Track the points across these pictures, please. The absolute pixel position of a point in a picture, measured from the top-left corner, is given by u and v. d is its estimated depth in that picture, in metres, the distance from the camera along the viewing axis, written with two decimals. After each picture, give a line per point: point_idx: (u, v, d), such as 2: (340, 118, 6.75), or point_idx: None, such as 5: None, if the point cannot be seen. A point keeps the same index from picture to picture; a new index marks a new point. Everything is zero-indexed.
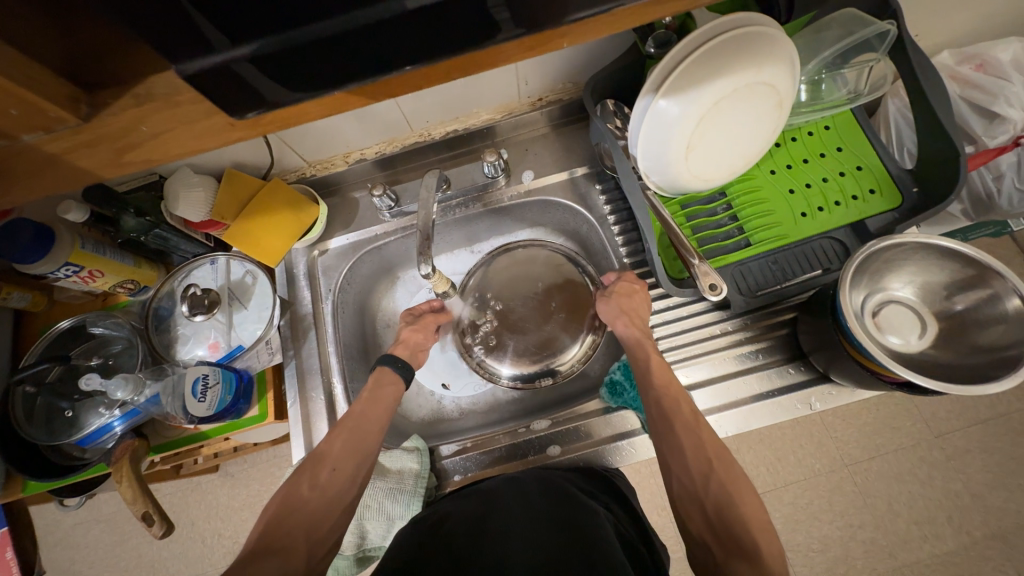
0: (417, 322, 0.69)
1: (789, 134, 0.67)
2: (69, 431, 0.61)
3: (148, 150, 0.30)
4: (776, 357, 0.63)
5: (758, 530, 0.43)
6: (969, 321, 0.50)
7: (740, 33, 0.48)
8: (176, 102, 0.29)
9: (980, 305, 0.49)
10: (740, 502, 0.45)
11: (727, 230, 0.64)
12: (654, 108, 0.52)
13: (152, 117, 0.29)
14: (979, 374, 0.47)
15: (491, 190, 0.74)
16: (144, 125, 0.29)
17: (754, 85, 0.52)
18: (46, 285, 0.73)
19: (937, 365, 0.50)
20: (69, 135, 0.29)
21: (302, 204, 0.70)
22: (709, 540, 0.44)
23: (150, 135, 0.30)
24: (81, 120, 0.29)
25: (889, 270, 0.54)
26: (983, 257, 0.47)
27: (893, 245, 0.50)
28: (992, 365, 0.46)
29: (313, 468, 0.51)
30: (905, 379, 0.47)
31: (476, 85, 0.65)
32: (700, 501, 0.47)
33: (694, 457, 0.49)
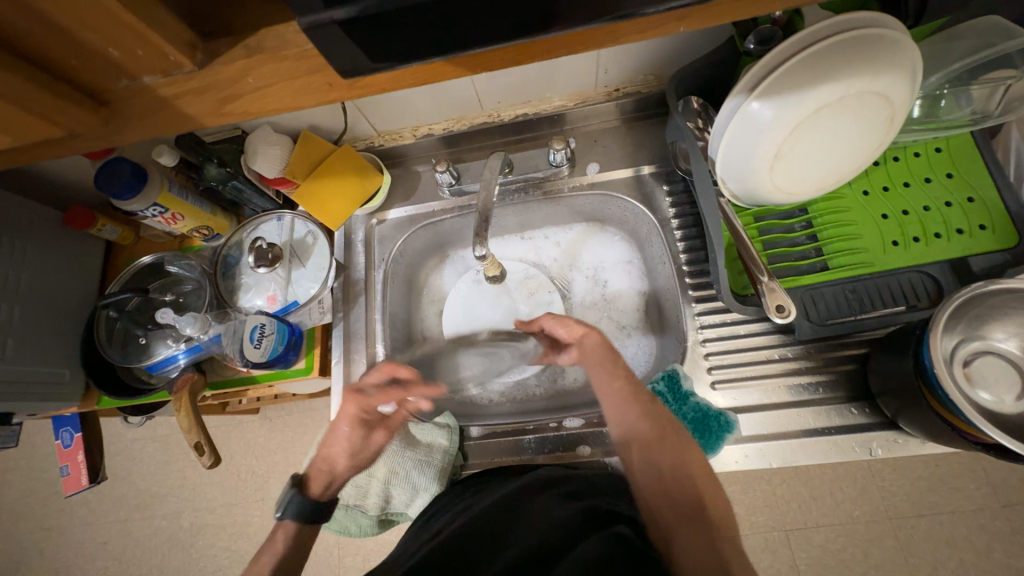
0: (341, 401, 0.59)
1: (890, 153, 0.61)
2: (141, 356, 0.67)
3: (249, 102, 0.31)
4: (838, 394, 0.58)
5: (703, 486, 0.51)
6: None
7: (860, 34, 0.43)
8: (282, 56, 0.29)
9: None
10: (691, 465, 0.52)
11: (803, 250, 0.60)
12: (745, 109, 0.48)
13: (259, 69, 0.30)
14: None
15: (552, 179, 0.73)
16: (249, 77, 0.30)
17: (864, 94, 0.47)
18: (134, 221, 0.79)
19: None
20: (185, 80, 0.30)
21: (368, 173, 0.72)
22: (664, 504, 0.51)
23: (254, 86, 0.31)
24: (195, 66, 0.30)
25: (992, 317, 0.47)
26: None
27: (1004, 290, 0.45)
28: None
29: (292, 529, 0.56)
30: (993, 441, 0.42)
31: (552, 68, 0.63)
32: (657, 467, 0.53)
33: (651, 427, 0.55)
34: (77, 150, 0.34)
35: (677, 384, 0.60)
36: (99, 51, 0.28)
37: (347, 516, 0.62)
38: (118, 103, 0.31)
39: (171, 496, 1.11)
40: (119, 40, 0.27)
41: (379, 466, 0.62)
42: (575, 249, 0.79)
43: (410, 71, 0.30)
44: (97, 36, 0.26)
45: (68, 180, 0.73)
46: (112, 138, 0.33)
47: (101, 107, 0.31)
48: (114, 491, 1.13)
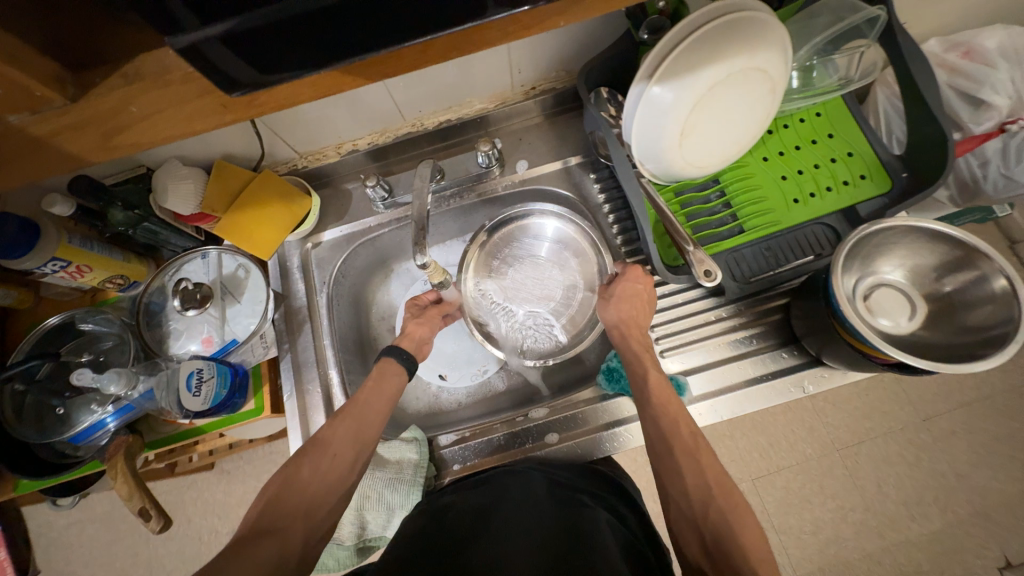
0: (422, 316, 0.70)
1: (780, 121, 0.67)
2: (60, 428, 0.61)
3: (137, 134, 0.30)
4: (769, 343, 0.63)
5: (757, 561, 0.42)
6: (957, 302, 0.51)
7: (733, 17, 0.48)
8: (166, 81, 0.28)
9: (969, 286, 0.50)
10: (738, 529, 0.44)
11: (720, 218, 0.65)
12: (648, 95, 0.52)
13: (141, 98, 0.29)
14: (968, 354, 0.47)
15: (485, 180, 0.74)
16: (132, 106, 0.29)
17: (747, 70, 0.52)
18: (33, 282, 0.72)
19: (928, 346, 0.51)
20: (57, 116, 0.28)
21: (294, 195, 0.69)
22: (705, 566, 0.44)
23: (139, 115, 0.29)
24: (67, 100, 0.28)
25: (879, 253, 0.54)
26: (970, 239, 0.48)
27: (885, 228, 0.51)
28: (980, 341, 0.47)
29: (315, 452, 0.51)
30: (896, 360, 0.48)
31: (468, 72, 0.65)
32: (698, 528, 0.46)
33: (695, 488, 0.48)
34: None
35: None
36: None
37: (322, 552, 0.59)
38: None
39: None
40: None
41: None
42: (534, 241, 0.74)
43: (307, 84, 0.30)
44: None
45: None
46: None
47: None
48: None
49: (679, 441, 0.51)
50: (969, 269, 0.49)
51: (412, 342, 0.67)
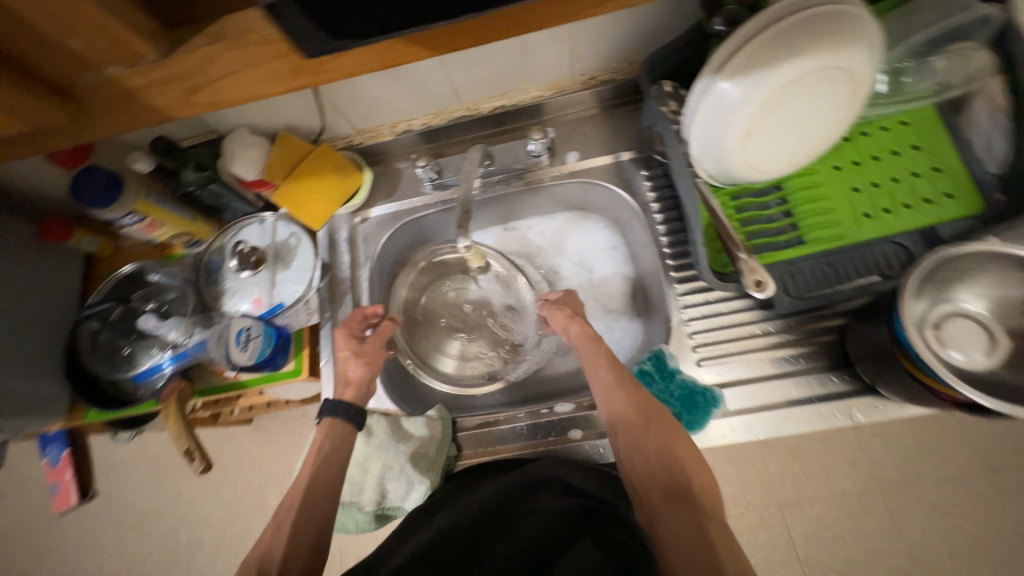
0: (362, 352, 0.64)
1: (860, 128, 0.62)
2: (126, 366, 0.67)
3: (212, 93, 0.31)
4: (818, 364, 0.59)
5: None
6: None
7: (819, 10, 0.45)
8: (246, 41, 0.29)
9: None
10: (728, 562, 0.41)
11: (778, 226, 0.61)
12: (714, 90, 0.49)
13: (221, 59, 0.30)
14: None
15: (533, 169, 0.73)
16: (211, 67, 0.30)
17: (828, 68, 0.48)
18: (113, 232, 0.79)
19: (1005, 387, 0.46)
20: (147, 70, 0.30)
21: (347, 170, 0.71)
22: None
23: (217, 76, 0.31)
24: (157, 56, 0.30)
25: (959, 280, 0.49)
26: None
27: (970, 253, 0.46)
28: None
29: (278, 522, 0.52)
30: (967, 398, 0.43)
31: (527, 57, 0.64)
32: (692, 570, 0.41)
33: (672, 524, 0.45)
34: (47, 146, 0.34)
35: (664, 363, 0.61)
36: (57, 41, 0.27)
37: (342, 514, 0.61)
38: (84, 95, 0.31)
39: (166, 512, 1.10)
40: (78, 30, 0.27)
41: (373, 461, 0.61)
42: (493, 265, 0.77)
43: (374, 50, 0.31)
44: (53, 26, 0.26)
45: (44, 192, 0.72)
46: (79, 130, 0.33)
47: (66, 102, 0.31)
48: (107, 510, 1.11)
49: (656, 478, 0.50)
50: None
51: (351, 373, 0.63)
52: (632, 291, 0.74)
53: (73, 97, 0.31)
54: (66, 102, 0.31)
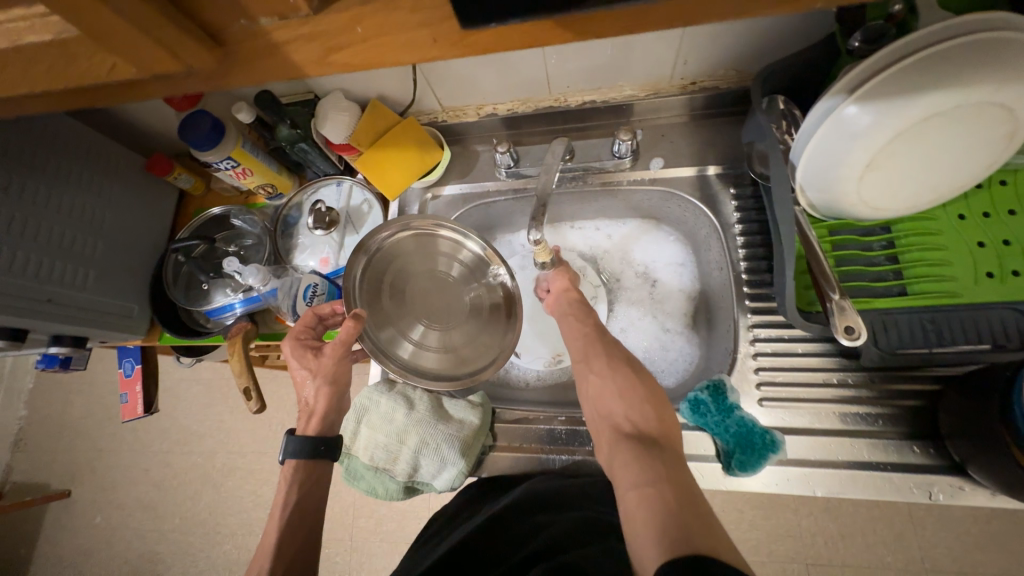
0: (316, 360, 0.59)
1: (998, 175, 0.55)
2: (200, 300, 0.71)
3: (351, 55, 0.30)
4: (898, 429, 0.54)
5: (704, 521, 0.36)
6: None
7: (988, 37, 0.39)
8: (397, 6, 0.28)
9: None
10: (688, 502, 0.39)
11: (879, 271, 0.56)
12: (840, 113, 0.44)
13: (371, 20, 0.29)
14: None
15: (612, 171, 0.71)
16: (359, 27, 0.30)
17: (985, 105, 0.42)
18: (206, 173, 0.84)
19: None
20: (299, 24, 0.30)
21: (428, 146, 0.72)
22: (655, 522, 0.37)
23: (362, 37, 0.30)
24: (309, 12, 0.29)
25: None
26: None
27: None
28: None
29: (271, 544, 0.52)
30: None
31: (630, 52, 0.61)
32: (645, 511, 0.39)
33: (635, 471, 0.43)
34: (179, 90, 0.33)
35: (723, 396, 0.57)
36: None
37: (375, 479, 0.62)
38: (233, 43, 0.31)
39: (208, 436, 1.18)
40: None
41: (411, 435, 0.61)
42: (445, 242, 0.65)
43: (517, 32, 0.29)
44: None
45: (153, 129, 0.78)
46: (217, 78, 0.32)
47: (213, 46, 0.30)
48: (159, 424, 1.22)
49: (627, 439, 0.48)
50: None
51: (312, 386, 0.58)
52: (694, 313, 0.71)
53: (219, 44, 0.31)
54: (212, 45, 0.30)
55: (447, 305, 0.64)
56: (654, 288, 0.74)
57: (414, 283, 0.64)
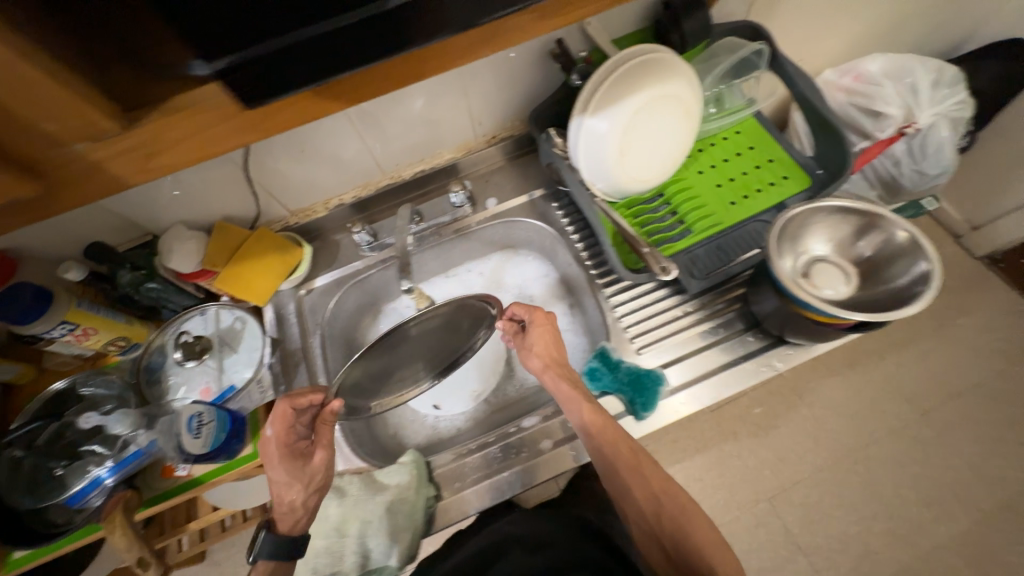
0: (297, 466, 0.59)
1: (709, 140, 0.78)
2: (55, 492, 0.61)
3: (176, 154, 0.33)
4: (734, 329, 0.69)
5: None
6: (877, 261, 0.58)
7: (638, 61, 0.60)
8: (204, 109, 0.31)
9: (881, 245, 0.58)
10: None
11: (671, 224, 0.73)
12: (583, 127, 0.62)
13: (182, 126, 0.32)
14: (901, 298, 0.54)
15: (460, 218, 0.83)
16: (170, 133, 0.32)
17: (662, 96, 0.63)
18: (36, 353, 0.74)
19: (876, 301, 0.56)
20: (114, 141, 0.31)
21: (286, 247, 0.75)
22: None
23: (178, 139, 0.32)
24: (121, 129, 0.31)
25: (803, 234, 0.60)
26: (867, 205, 0.56)
27: (801, 211, 0.58)
28: (909, 284, 0.53)
29: None
30: (850, 319, 0.53)
31: (436, 126, 0.75)
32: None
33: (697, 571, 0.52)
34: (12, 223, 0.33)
35: (609, 357, 0.66)
36: (30, 128, 0.28)
37: None
38: (52, 169, 0.31)
39: None
40: (57, 114, 0.28)
41: (351, 522, 0.62)
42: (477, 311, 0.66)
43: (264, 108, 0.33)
44: (36, 114, 0.27)
45: None
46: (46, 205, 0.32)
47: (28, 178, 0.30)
48: None
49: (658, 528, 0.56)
50: (875, 230, 0.57)
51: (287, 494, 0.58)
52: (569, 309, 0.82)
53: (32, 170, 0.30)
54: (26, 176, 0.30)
55: (420, 355, 0.63)
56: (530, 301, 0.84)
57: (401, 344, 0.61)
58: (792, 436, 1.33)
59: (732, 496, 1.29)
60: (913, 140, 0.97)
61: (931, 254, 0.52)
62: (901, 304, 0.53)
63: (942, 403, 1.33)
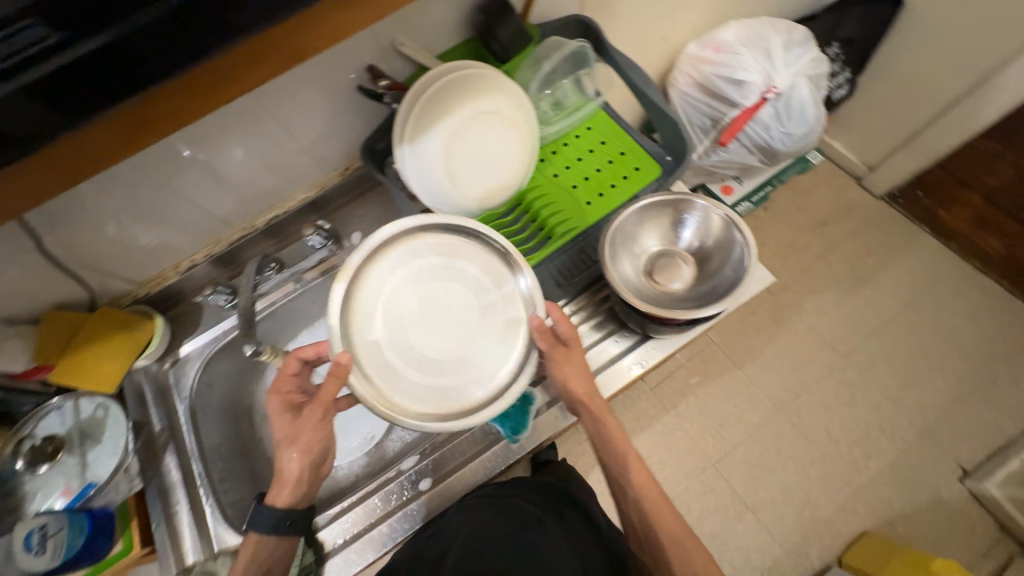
0: (293, 425, 0.57)
1: (560, 141, 0.76)
2: None
3: None
4: (606, 328, 0.69)
5: None
6: (703, 251, 0.66)
7: (447, 81, 0.58)
8: None
9: (704, 236, 0.66)
10: None
11: (530, 234, 0.71)
12: (405, 155, 0.60)
13: None
14: (727, 285, 0.61)
15: (327, 259, 0.83)
16: None
17: (478, 113, 0.62)
18: None
19: (713, 287, 0.63)
20: None
21: (134, 325, 0.72)
22: None
23: None
24: None
25: (636, 236, 0.67)
26: (675, 197, 0.63)
27: (629, 213, 0.62)
28: (734, 274, 0.61)
29: None
30: (695, 317, 0.58)
31: (274, 171, 0.71)
32: None
33: None
34: None
35: None
36: None
37: None
38: None
39: None
40: None
41: None
42: (451, 252, 0.60)
43: (47, 161, 0.28)
44: None
45: None
46: None
47: None
48: None
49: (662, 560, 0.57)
50: (690, 221, 0.66)
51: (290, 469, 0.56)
52: None
53: None
54: None
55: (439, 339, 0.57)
56: None
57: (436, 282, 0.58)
58: (727, 400, 1.36)
59: (680, 469, 1.29)
60: (777, 104, 1.00)
61: (749, 244, 0.59)
62: (731, 290, 0.60)
63: (861, 341, 1.39)
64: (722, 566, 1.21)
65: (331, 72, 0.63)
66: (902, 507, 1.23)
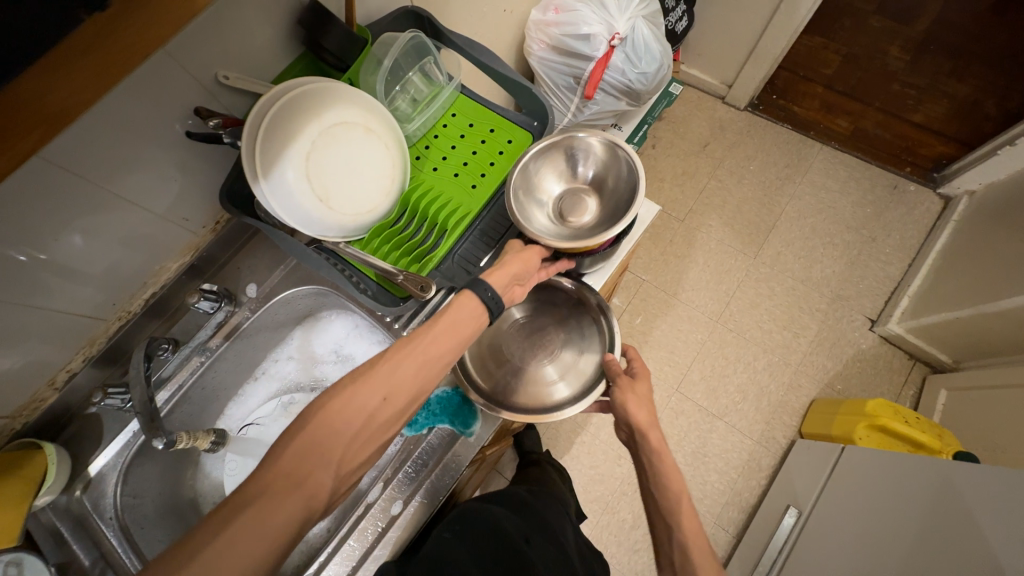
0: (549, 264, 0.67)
1: (429, 134, 0.75)
2: None
3: None
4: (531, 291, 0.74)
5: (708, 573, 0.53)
6: (598, 178, 0.73)
7: (282, 104, 0.56)
8: None
9: (594, 164, 0.73)
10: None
11: (426, 233, 0.70)
12: (267, 190, 0.57)
13: None
14: (627, 196, 0.68)
15: (226, 321, 0.78)
16: None
17: (325, 131, 0.61)
18: None
19: (618, 202, 0.70)
20: None
21: (20, 461, 0.61)
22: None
23: None
24: None
25: (536, 185, 0.72)
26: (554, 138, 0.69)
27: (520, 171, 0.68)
28: (627, 186, 0.68)
29: None
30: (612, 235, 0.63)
31: (133, 245, 0.64)
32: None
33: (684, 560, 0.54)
34: None
35: None
36: None
37: None
38: None
39: None
40: None
41: None
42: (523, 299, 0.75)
43: None
44: None
45: None
46: None
47: None
48: None
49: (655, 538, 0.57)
50: (578, 157, 0.73)
51: (503, 277, 0.59)
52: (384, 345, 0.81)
53: None
54: None
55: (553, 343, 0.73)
56: (346, 358, 0.83)
57: (517, 339, 0.73)
58: (672, 330, 1.45)
59: None
60: (625, 49, 1.05)
61: (630, 159, 0.67)
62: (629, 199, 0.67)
63: (764, 239, 1.53)
64: (709, 474, 1.31)
65: (159, 122, 0.57)
66: (835, 368, 1.39)
